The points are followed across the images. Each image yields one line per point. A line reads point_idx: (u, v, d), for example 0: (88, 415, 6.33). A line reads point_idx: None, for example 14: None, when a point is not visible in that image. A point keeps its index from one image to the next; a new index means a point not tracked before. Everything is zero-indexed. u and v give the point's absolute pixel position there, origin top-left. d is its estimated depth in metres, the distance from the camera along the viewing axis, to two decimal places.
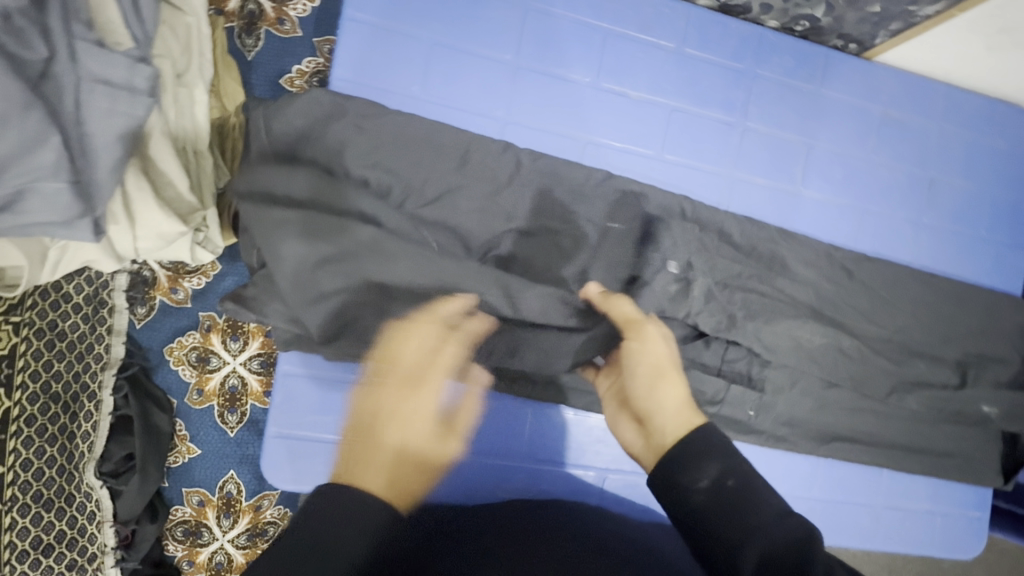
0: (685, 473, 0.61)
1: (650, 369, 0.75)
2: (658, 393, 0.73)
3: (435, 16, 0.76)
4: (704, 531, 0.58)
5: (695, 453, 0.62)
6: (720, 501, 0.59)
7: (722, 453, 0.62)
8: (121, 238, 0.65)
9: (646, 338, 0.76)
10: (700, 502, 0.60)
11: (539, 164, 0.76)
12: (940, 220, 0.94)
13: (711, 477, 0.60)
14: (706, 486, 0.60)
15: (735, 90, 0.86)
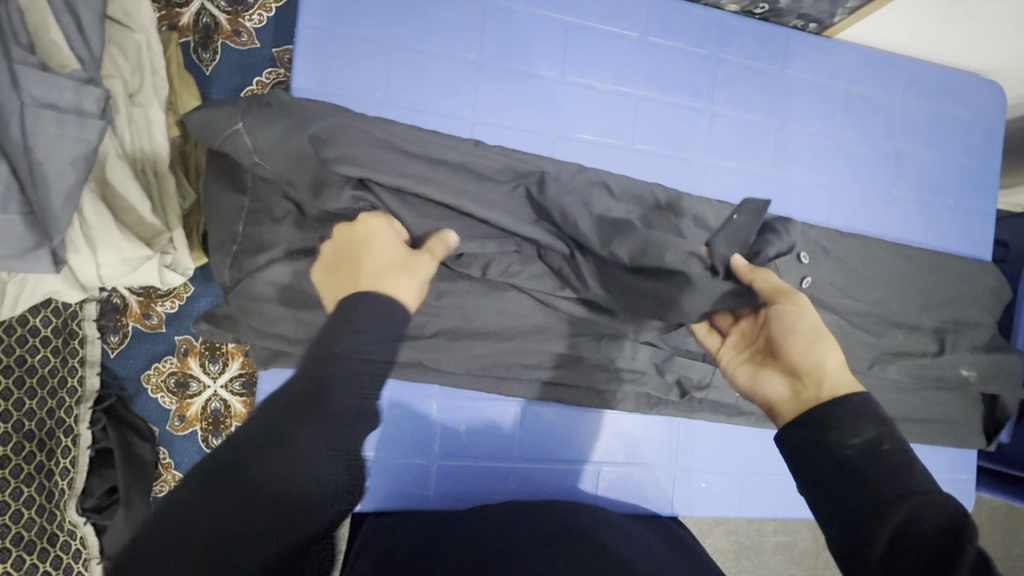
0: (833, 432, 0.57)
1: (805, 338, 0.65)
2: (817, 353, 0.64)
3: (393, 18, 0.75)
4: (855, 483, 0.54)
5: (852, 414, 0.57)
6: (876, 459, 0.55)
7: (881, 426, 0.56)
8: (83, 266, 0.63)
9: (803, 304, 0.66)
10: (854, 456, 0.55)
11: (509, 161, 0.75)
12: (908, 191, 0.95)
13: (867, 438, 0.56)
14: (859, 444, 0.55)
15: (700, 76, 0.86)
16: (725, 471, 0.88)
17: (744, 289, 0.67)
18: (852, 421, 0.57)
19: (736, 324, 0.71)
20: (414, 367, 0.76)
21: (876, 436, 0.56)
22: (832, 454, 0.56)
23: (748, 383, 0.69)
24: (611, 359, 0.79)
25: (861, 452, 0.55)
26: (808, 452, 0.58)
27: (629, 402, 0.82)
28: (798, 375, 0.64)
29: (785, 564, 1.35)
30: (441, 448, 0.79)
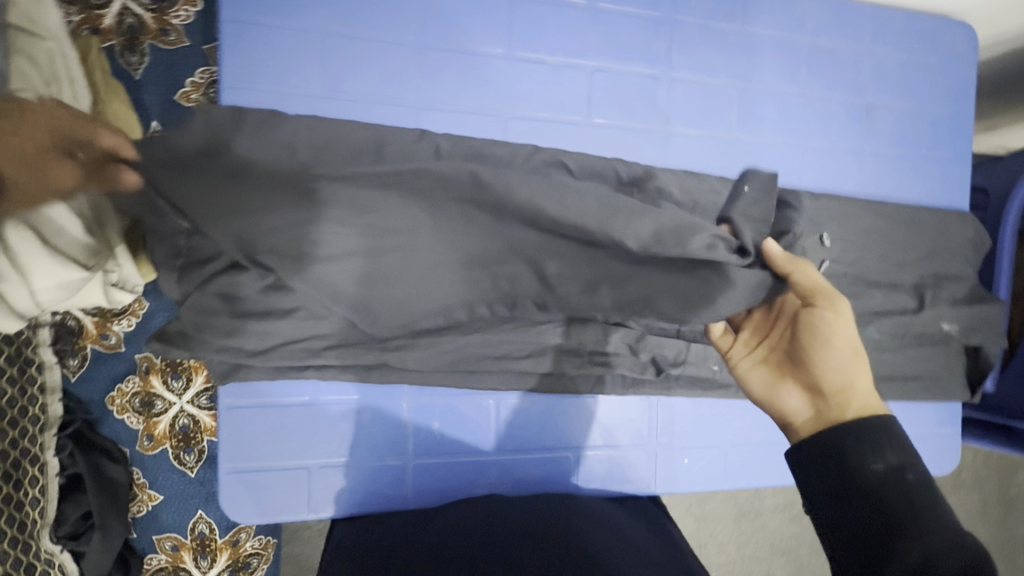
0: (855, 456, 0.56)
1: (836, 357, 0.68)
2: (846, 370, 0.67)
3: (322, 3, 0.70)
4: (873, 511, 0.53)
5: (876, 439, 0.56)
6: (896, 487, 0.53)
7: (905, 454, 0.55)
8: (16, 292, 0.61)
9: (840, 309, 0.69)
10: (874, 483, 0.54)
11: (459, 147, 0.72)
12: (882, 144, 0.92)
13: (890, 465, 0.54)
14: (881, 470, 0.54)
15: (656, 41, 0.81)
16: (707, 446, 0.87)
17: (780, 279, 0.70)
18: (873, 445, 0.56)
19: (750, 320, 0.75)
20: (381, 369, 0.74)
21: (901, 465, 0.54)
22: (853, 477, 0.55)
23: (763, 388, 0.72)
24: (582, 344, 0.77)
25: (883, 479, 0.54)
26: (828, 472, 0.57)
27: (604, 385, 0.81)
28: (822, 393, 0.66)
29: (783, 526, 1.36)
30: (416, 449, 0.78)
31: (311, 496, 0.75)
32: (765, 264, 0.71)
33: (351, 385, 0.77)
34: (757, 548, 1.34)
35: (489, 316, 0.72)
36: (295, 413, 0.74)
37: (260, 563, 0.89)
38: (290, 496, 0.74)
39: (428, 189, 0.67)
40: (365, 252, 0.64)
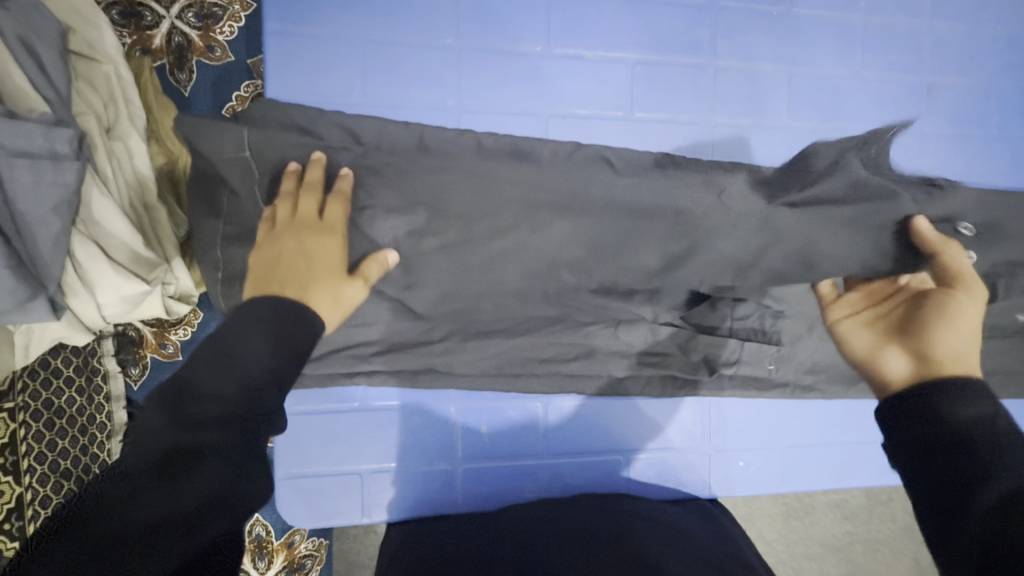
0: (952, 401, 0.61)
1: (909, 317, 0.73)
2: (953, 346, 0.71)
3: (363, 11, 0.71)
4: (943, 444, 0.58)
5: (976, 392, 0.62)
6: (979, 435, 0.58)
7: (995, 412, 0.61)
8: (84, 309, 0.62)
9: (976, 296, 0.74)
10: (956, 425, 0.59)
11: (501, 148, 0.71)
12: (946, 124, 0.86)
13: (980, 412, 0.60)
14: (971, 415, 0.60)
15: (700, 28, 0.78)
16: (763, 447, 0.84)
17: (929, 255, 0.73)
18: (968, 396, 0.61)
19: (867, 285, 0.74)
20: (430, 374, 0.74)
21: (983, 411, 0.60)
22: (941, 416, 0.60)
23: (864, 349, 0.76)
24: (631, 344, 0.76)
25: (972, 422, 0.59)
26: (904, 412, 0.63)
27: (653, 386, 0.79)
28: (928, 359, 0.69)
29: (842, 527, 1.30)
30: (464, 453, 0.78)
31: (364, 502, 0.76)
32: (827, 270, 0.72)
33: (396, 391, 0.76)
34: (813, 548, 1.29)
35: (539, 315, 0.72)
36: (348, 420, 0.76)
37: (314, 564, 0.93)
38: (345, 501, 0.75)
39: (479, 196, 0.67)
40: (421, 253, 0.67)
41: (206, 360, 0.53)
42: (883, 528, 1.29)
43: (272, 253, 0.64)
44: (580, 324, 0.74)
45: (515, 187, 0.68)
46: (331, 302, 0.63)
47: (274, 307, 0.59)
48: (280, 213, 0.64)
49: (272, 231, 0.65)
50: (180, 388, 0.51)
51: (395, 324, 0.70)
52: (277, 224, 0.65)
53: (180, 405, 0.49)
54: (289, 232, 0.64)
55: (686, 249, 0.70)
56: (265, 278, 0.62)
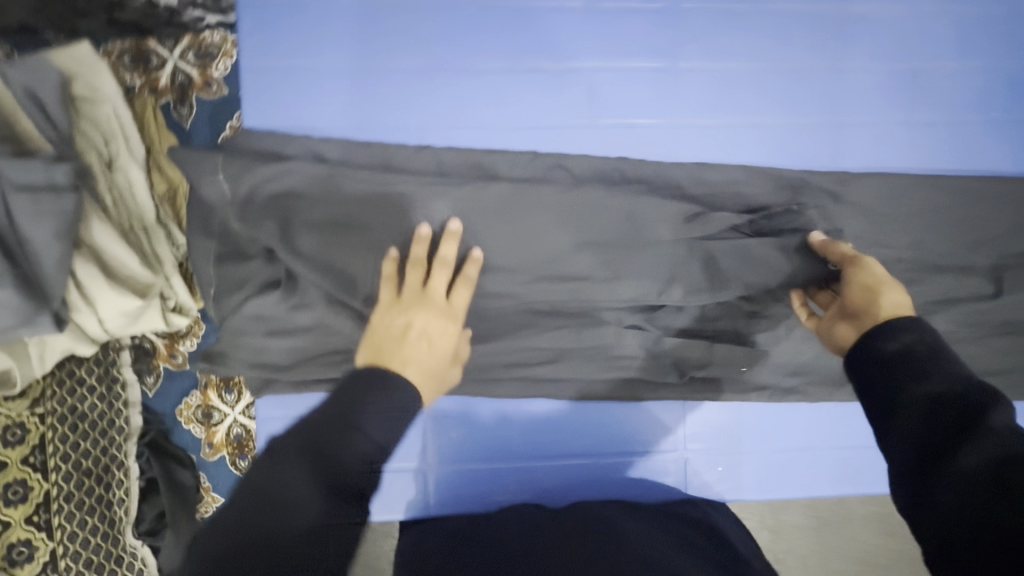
0: (880, 335, 0.65)
1: (863, 290, 0.72)
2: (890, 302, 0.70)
3: (327, 40, 0.73)
4: (887, 378, 0.62)
5: (902, 327, 0.65)
6: (913, 356, 0.62)
7: (930, 338, 0.63)
8: (87, 321, 0.71)
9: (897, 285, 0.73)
10: (891, 355, 0.63)
11: (462, 161, 0.75)
12: (941, 112, 0.81)
13: (906, 342, 0.63)
14: (898, 346, 0.63)
15: (660, 32, 0.78)
16: (753, 450, 0.82)
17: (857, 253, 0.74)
18: (893, 329, 0.65)
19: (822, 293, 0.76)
20: None
21: (915, 339, 0.63)
22: (877, 351, 0.65)
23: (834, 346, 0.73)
24: (598, 346, 0.77)
25: (899, 353, 0.63)
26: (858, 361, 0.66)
27: (622, 388, 0.78)
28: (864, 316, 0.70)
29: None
30: (439, 458, 0.80)
31: None
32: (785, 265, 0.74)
33: None
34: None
35: (506, 317, 0.76)
36: None
37: None
38: None
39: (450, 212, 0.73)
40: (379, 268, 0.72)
41: (326, 432, 0.61)
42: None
43: (398, 321, 0.72)
44: (546, 328, 0.76)
45: (483, 201, 0.73)
46: (433, 383, 0.74)
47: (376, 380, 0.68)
48: (410, 284, 0.72)
49: (399, 295, 0.73)
50: (305, 447, 0.59)
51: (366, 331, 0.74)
52: (405, 295, 0.73)
53: (323, 467, 0.58)
54: (411, 307, 0.73)
55: (646, 250, 0.74)
56: (387, 343, 0.72)
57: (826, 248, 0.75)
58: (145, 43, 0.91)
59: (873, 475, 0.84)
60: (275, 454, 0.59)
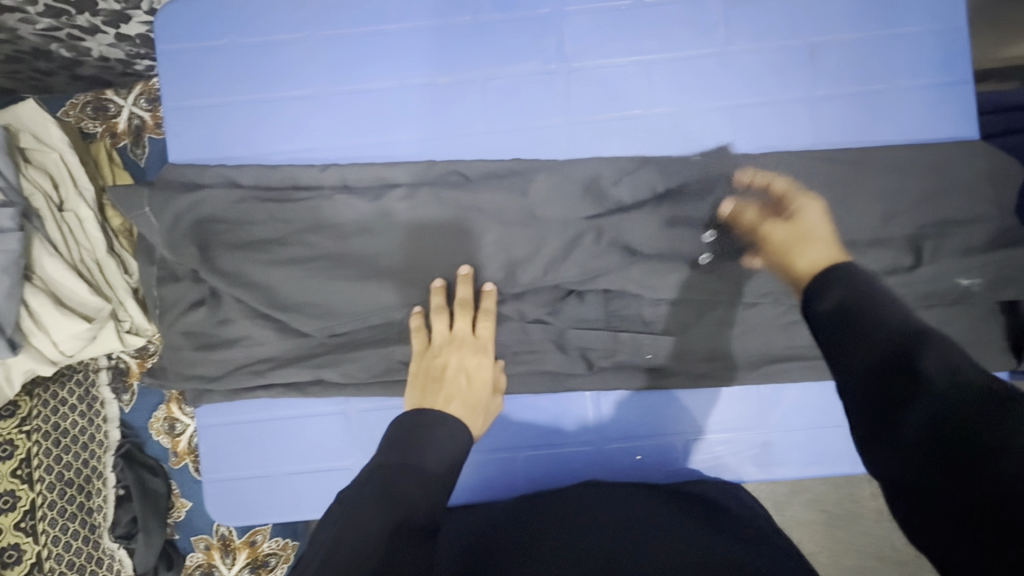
0: (813, 291, 0.60)
1: (788, 248, 0.73)
2: (806, 249, 0.71)
3: (235, 78, 0.81)
4: (819, 335, 0.56)
5: (830, 281, 0.59)
6: (847, 313, 0.55)
7: (857, 287, 0.56)
8: (44, 344, 0.79)
9: (806, 206, 0.76)
10: (825, 316, 0.57)
11: (364, 175, 0.80)
12: (839, 86, 0.80)
13: (835, 299, 0.57)
14: (828, 305, 0.57)
15: (546, 37, 0.81)
16: (666, 437, 0.82)
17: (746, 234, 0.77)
18: (823, 287, 0.59)
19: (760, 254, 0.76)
20: (318, 385, 0.80)
21: (848, 303, 0.56)
22: (810, 312, 0.59)
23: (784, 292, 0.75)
24: (504, 341, 0.80)
25: (832, 313, 0.56)
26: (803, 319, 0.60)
27: (532, 382, 0.80)
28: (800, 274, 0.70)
29: (855, 533, 1.20)
30: (360, 453, 0.81)
31: (275, 501, 0.82)
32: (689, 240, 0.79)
33: (299, 400, 0.82)
34: (821, 556, 1.20)
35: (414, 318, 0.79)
36: (258, 427, 0.82)
37: (276, 561, 1.02)
38: (259, 501, 0.82)
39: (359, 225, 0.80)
40: (294, 275, 0.78)
41: (403, 427, 0.64)
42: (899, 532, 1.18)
43: (435, 364, 0.75)
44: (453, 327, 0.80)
45: (390, 210, 0.80)
46: (480, 412, 0.73)
47: (427, 419, 0.65)
48: (438, 331, 0.76)
49: (431, 345, 0.77)
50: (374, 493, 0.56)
51: (285, 339, 0.79)
52: (435, 340, 0.77)
53: (388, 502, 0.55)
54: (446, 349, 0.76)
55: (538, 244, 0.78)
56: (432, 387, 0.73)
57: (737, 213, 0.78)
58: (105, 94, 1.02)
59: (801, 456, 0.81)
60: (354, 494, 0.57)
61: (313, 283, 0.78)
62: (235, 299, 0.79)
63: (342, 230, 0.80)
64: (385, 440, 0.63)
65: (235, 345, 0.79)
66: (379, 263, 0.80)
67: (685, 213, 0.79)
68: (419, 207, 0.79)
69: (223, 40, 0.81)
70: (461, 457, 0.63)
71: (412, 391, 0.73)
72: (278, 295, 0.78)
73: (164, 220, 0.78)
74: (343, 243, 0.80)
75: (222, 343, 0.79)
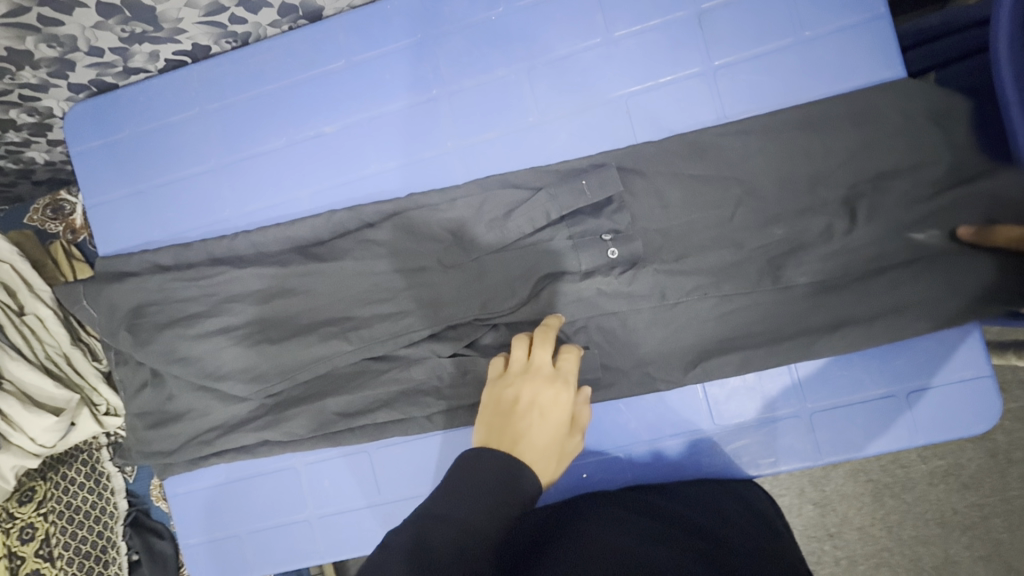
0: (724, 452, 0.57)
1: None
2: None
3: (146, 165, 0.85)
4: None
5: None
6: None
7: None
8: (23, 441, 0.86)
9: None
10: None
11: (269, 236, 0.81)
12: (735, 51, 0.74)
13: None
14: None
15: (421, 63, 0.79)
16: (611, 450, 0.78)
17: (656, 226, 0.73)
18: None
19: None
20: (266, 445, 0.82)
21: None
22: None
23: None
24: (430, 378, 0.78)
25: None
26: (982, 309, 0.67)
27: (463, 417, 0.77)
28: None
29: (912, 502, 1.02)
30: (313, 504, 0.83)
31: (246, 558, 0.85)
32: (602, 244, 0.74)
33: (252, 461, 0.85)
34: (875, 530, 1.04)
35: (339, 369, 0.80)
36: (220, 489, 0.87)
37: None
38: (231, 559, 0.86)
39: (267, 286, 0.79)
40: (217, 346, 0.79)
41: (461, 471, 0.54)
42: (963, 496, 1.01)
43: (507, 395, 0.64)
44: (378, 372, 0.79)
45: (297, 266, 0.79)
46: (553, 455, 0.60)
47: (489, 467, 0.54)
48: (516, 358, 0.67)
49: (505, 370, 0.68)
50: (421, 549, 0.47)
51: (225, 408, 0.82)
52: (515, 368, 0.67)
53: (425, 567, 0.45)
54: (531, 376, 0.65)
55: (445, 275, 0.77)
56: (500, 420, 0.61)
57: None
58: (60, 194, 1.08)
59: (754, 456, 0.74)
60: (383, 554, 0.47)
61: (235, 352, 0.79)
62: (173, 377, 0.82)
63: (253, 294, 0.80)
64: (446, 488, 0.53)
65: (182, 419, 0.83)
66: (294, 321, 0.79)
67: (588, 223, 0.74)
68: (324, 257, 0.79)
69: (126, 133, 0.86)
70: (506, 520, 0.51)
71: (480, 424, 0.62)
72: (205, 367, 0.80)
73: (99, 313, 0.82)
74: (258, 307, 0.79)
75: (171, 418, 0.83)
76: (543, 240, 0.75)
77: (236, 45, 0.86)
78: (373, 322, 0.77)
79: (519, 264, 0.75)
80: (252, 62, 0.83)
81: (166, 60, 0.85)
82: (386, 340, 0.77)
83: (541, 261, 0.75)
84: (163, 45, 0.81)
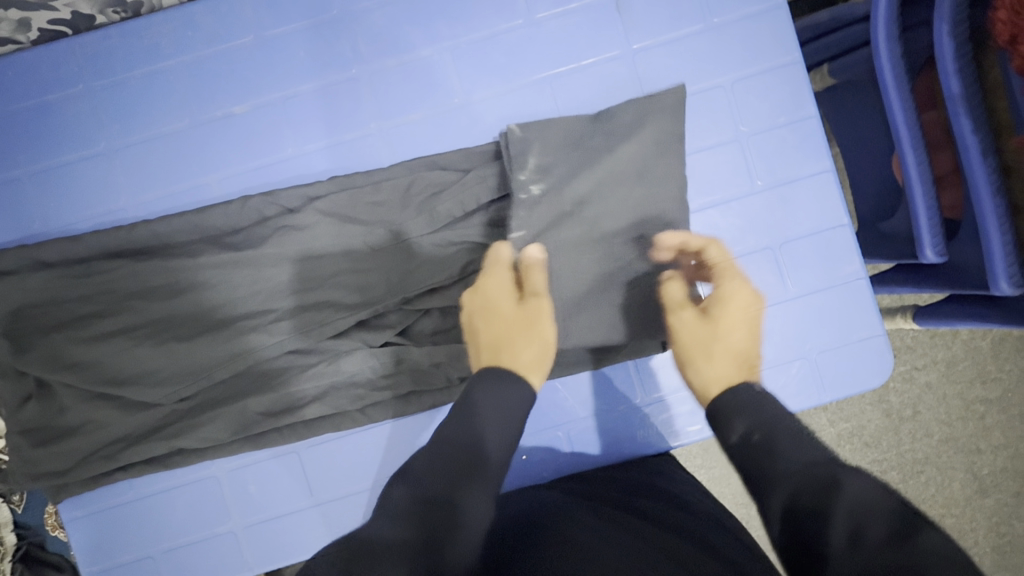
0: (722, 430, 0.63)
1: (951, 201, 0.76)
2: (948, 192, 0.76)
3: (20, 148, 0.76)
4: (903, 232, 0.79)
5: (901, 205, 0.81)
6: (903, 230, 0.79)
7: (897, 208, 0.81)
8: None
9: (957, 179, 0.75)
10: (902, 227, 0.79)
11: (173, 225, 0.73)
12: (650, 36, 0.76)
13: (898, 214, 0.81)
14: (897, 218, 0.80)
15: (337, 41, 0.76)
16: (548, 431, 0.78)
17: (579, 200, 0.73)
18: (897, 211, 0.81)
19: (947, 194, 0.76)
20: (180, 454, 0.75)
21: (852, 491, 0.48)
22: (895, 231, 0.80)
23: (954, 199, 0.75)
24: (360, 370, 0.75)
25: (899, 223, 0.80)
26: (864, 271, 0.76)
27: (396, 407, 0.75)
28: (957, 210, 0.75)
29: None
30: (238, 512, 0.77)
31: None
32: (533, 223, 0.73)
33: (164, 474, 0.78)
34: None
35: (260, 365, 0.74)
36: (126, 508, 0.78)
37: None
38: None
39: (174, 280, 0.72)
40: (116, 348, 0.71)
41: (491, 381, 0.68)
42: (865, 453, 1.11)
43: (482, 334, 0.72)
44: (304, 366, 0.75)
45: (208, 256, 0.73)
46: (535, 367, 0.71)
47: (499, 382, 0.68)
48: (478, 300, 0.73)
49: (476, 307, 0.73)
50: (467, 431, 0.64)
51: (129, 416, 0.74)
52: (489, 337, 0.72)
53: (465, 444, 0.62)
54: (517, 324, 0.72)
55: (372, 261, 0.74)
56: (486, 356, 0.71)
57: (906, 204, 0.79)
58: None
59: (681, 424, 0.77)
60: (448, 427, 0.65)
61: (139, 354, 0.72)
62: (65, 386, 0.73)
63: (158, 289, 0.73)
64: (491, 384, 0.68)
65: (79, 434, 0.74)
66: (206, 317, 0.73)
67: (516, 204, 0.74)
68: (238, 245, 0.74)
69: None
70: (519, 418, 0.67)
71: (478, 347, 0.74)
72: (104, 373, 0.72)
73: None
74: (164, 304, 0.72)
75: (64, 433, 0.74)
76: (471, 223, 0.74)
77: (126, 16, 0.78)
78: (297, 314, 0.73)
79: (449, 248, 0.74)
80: (145, 34, 0.76)
81: (40, 29, 0.75)
82: (311, 331, 0.73)
83: (471, 243, 0.74)
84: (36, 11, 0.72)
